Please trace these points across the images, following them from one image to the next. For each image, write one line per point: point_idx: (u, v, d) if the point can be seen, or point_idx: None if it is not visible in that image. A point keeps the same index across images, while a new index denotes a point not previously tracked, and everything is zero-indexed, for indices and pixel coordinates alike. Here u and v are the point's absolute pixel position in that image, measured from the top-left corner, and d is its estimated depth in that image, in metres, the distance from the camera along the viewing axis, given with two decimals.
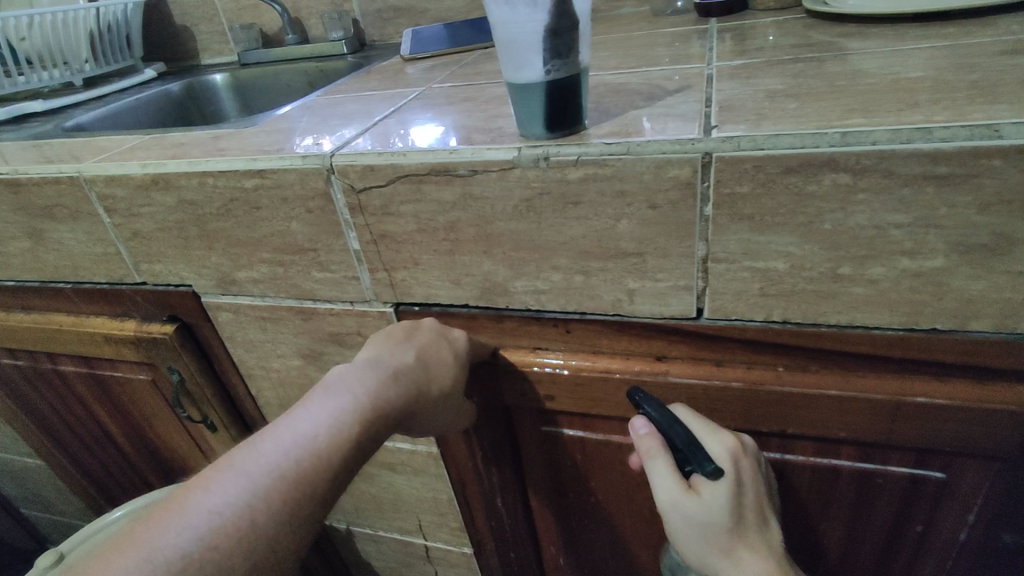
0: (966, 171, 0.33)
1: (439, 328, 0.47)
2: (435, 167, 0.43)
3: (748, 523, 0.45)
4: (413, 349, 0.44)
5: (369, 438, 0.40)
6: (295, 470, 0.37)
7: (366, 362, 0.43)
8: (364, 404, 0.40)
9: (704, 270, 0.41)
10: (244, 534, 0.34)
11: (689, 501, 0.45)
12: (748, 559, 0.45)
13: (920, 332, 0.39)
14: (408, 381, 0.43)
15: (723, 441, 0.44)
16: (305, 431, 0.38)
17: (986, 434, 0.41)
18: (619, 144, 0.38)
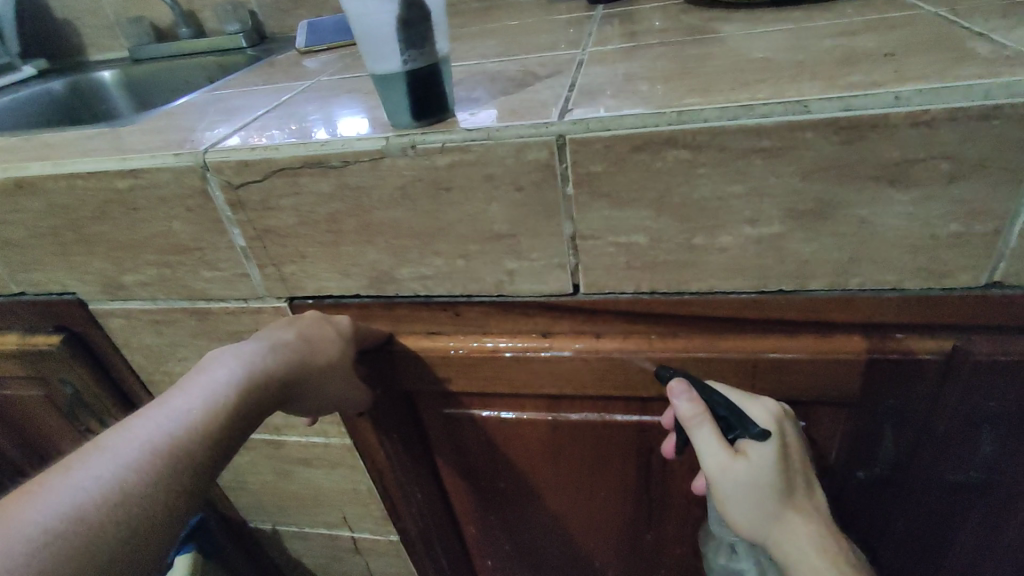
0: (785, 144, 0.36)
1: (321, 316, 0.49)
2: (308, 160, 0.43)
3: (795, 484, 0.46)
4: (295, 329, 0.46)
5: (246, 415, 0.41)
6: (169, 443, 0.37)
7: (243, 345, 0.44)
8: (243, 381, 0.41)
9: (573, 247, 0.43)
10: (119, 502, 0.34)
11: (740, 466, 0.44)
12: (797, 522, 0.46)
13: (769, 294, 0.43)
14: (289, 356, 0.44)
15: (766, 405, 0.45)
16: (181, 408, 0.39)
17: (833, 382, 0.45)
18: (480, 130, 0.40)
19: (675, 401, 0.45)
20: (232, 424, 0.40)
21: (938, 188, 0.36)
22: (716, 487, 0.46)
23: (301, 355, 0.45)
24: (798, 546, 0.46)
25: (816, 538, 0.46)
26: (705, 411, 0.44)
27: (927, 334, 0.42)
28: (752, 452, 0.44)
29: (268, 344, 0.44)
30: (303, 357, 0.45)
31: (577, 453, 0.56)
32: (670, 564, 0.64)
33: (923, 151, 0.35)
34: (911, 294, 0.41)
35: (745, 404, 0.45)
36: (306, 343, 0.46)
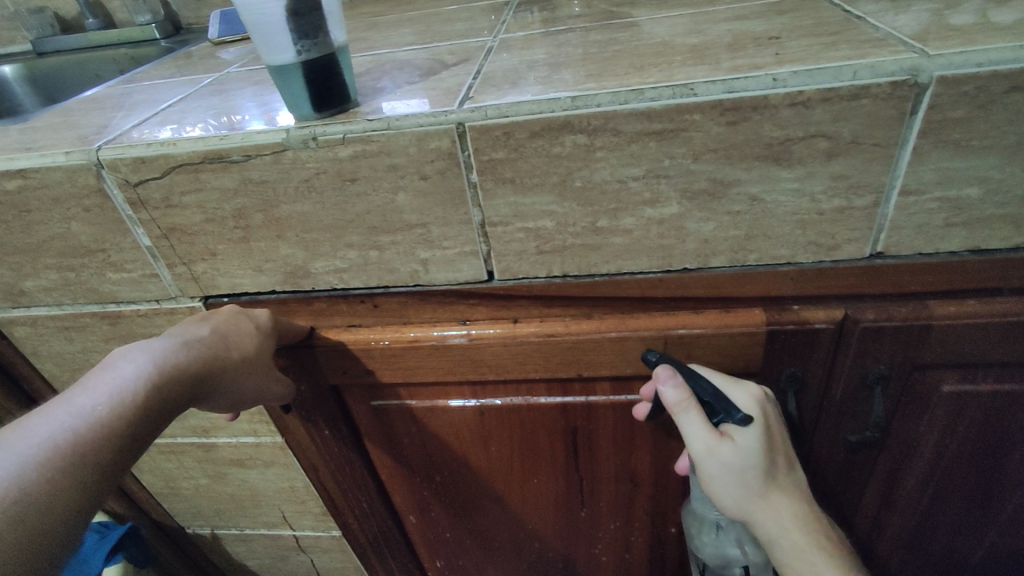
0: (675, 126, 0.37)
1: (239, 310, 0.47)
2: (207, 155, 0.42)
3: (778, 467, 0.45)
4: (209, 324, 0.44)
5: (158, 410, 0.39)
6: (69, 443, 0.35)
7: (156, 339, 0.42)
8: (150, 376, 0.39)
9: (484, 235, 0.44)
10: (11, 505, 0.32)
11: (723, 449, 0.44)
12: (781, 503, 0.46)
13: (674, 273, 0.44)
14: (204, 351, 0.42)
15: (750, 389, 0.45)
16: (82, 405, 0.37)
17: (739, 354, 0.47)
18: (380, 120, 0.40)
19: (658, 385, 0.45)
20: (139, 421, 0.38)
21: (819, 164, 0.38)
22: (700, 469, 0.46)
23: (215, 350, 0.43)
24: (780, 525, 0.46)
25: (799, 516, 0.46)
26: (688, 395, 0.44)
27: (821, 304, 0.44)
28: (736, 435, 0.44)
29: (180, 338, 0.42)
30: (218, 352, 0.43)
31: (505, 436, 0.57)
32: (605, 538, 0.66)
33: (803, 129, 0.37)
34: (804, 266, 0.43)
35: (729, 390, 0.45)
36: (222, 337, 0.44)
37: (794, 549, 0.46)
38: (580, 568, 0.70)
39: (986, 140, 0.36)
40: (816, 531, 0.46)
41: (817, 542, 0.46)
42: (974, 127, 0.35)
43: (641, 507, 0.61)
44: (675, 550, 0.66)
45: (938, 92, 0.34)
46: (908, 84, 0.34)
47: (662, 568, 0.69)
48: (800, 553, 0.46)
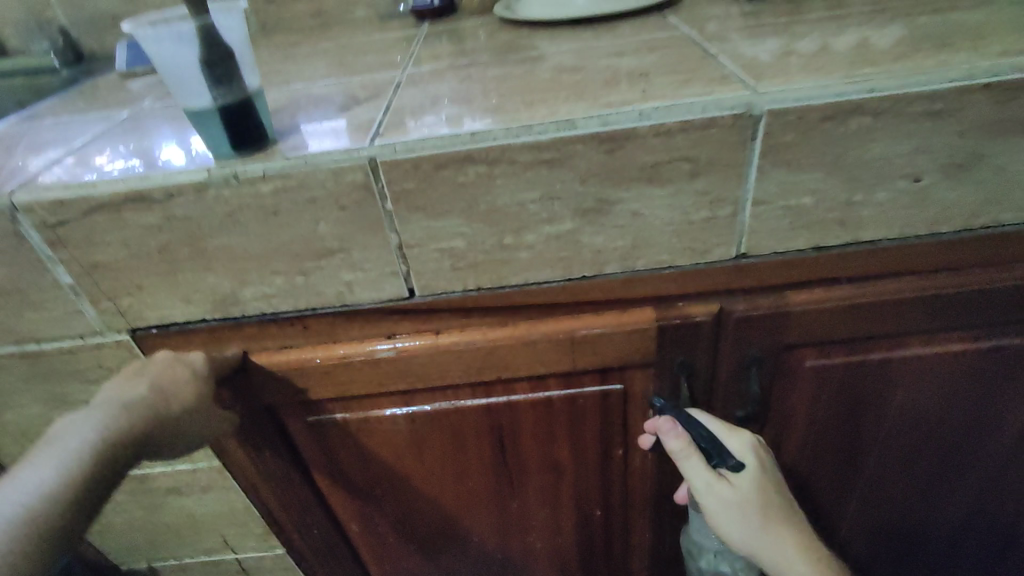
0: (562, 155, 0.43)
1: (173, 358, 0.50)
2: (128, 195, 0.44)
3: (771, 499, 0.55)
4: (147, 379, 0.48)
5: (105, 470, 0.44)
6: (22, 511, 0.39)
7: (96, 405, 0.46)
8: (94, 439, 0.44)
9: (403, 256, 0.48)
10: None
11: (720, 487, 0.55)
12: (772, 523, 0.56)
13: (575, 280, 0.50)
14: (146, 409, 0.46)
15: (744, 437, 0.55)
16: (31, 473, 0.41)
17: (638, 348, 0.53)
18: (297, 158, 0.44)
19: (662, 436, 0.54)
20: (88, 483, 0.43)
21: (685, 182, 0.45)
22: (702, 501, 0.56)
23: (155, 406, 0.47)
24: (784, 556, 0.57)
25: (795, 541, 0.57)
26: (688, 444, 0.53)
27: (700, 300, 0.51)
28: (734, 479, 0.54)
29: (120, 401, 0.46)
30: (157, 408, 0.47)
31: (438, 440, 0.61)
32: (537, 525, 0.71)
33: (668, 155, 0.43)
34: (683, 268, 0.50)
35: (727, 438, 0.55)
36: (162, 391, 0.48)
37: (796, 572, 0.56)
38: (517, 556, 0.76)
39: (811, 159, 0.44)
40: (812, 557, 0.57)
41: (811, 555, 0.57)
42: (801, 150, 0.43)
43: (567, 493, 0.67)
44: (601, 529, 0.72)
45: (769, 122, 0.42)
46: (745, 116, 0.42)
47: (590, 547, 0.75)
48: (788, 564, 0.56)
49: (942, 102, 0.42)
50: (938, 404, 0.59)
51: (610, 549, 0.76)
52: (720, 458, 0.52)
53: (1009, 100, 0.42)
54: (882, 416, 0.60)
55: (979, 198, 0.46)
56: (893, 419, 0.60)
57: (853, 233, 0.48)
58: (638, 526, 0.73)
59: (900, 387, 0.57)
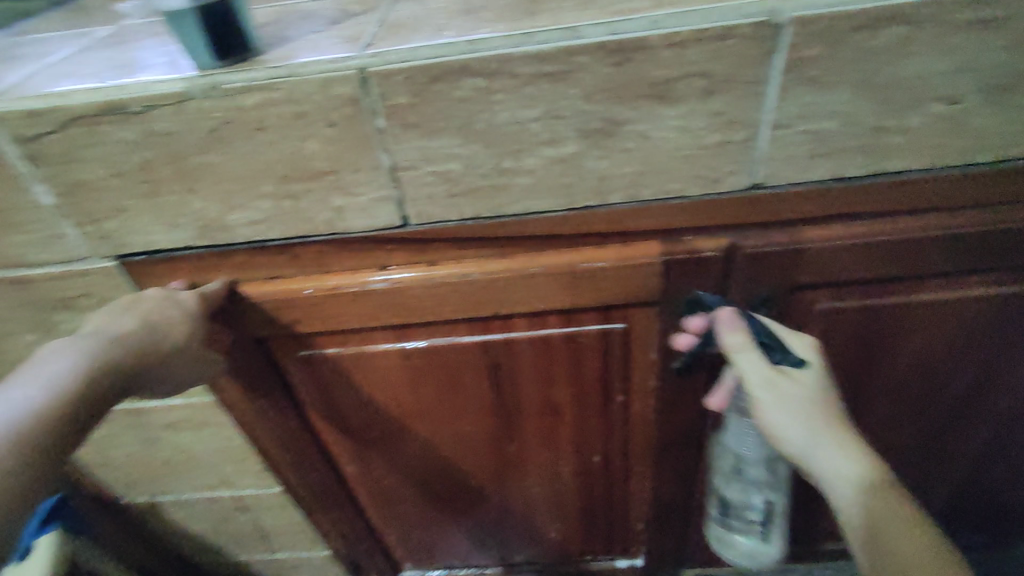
0: (566, 67, 0.40)
1: (167, 296, 0.49)
2: (104, 106, 0.42)
3: (834, 406, 0.50)
4: (136, 315, 0.47)
5: (97, 396, 0.44)
6: (7, 431, 0.39)
7: (84, 333, 0.45)
8: (88, 366, 0.44)
9: (395, 179, 0.45)
10: None
11: (783, 382, 0.49)
12: (841, 442, 0.50)
13: (577, 211, 0.47)
14: (137, 343, 0.46)
15: (807, 342, 0.51)
16: (21, 391, 0.41)
17: (641, 285, 0.51)
18: (282, 67, 0.40)
19: (719, 328, 0.50)
20: (78, 407, 0.43)
21: (698, 101, 0.41)
22: (760, 402, 0.50)
23: (149, 341, 0.47)
24: (849, 459, 0.49)
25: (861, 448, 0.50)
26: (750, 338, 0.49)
27: (710, 234, 0.49)
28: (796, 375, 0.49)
29: (111, 333, 0.46)
30: (146, 343, 0.46)
31: (434, 378, 0.59)
32: (537, 469, 0.70)
33: (681, 69, 0.40)
34: (691, 200, 0.47)
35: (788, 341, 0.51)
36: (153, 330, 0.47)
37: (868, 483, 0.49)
38: (517, 500, 0.75)
39: (838, 77, 0.40)
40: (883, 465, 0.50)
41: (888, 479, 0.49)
42: (828, 65, 0.40)
43: (566, 436, 0.66)
44: (602, 474, 0.71)
45: (795, 32, 0.38)
46: (768, 26, 0.38)
47: (591, 492, 0.74)
48: (860, 493, 0.49)
49: (988, 12, 0.38)
50: (955, 352, 0.56)
51: (611, 495, 0.75)
52: (780, 352, 0.49)
53: None
54: (894, 363, 0.58)
55: (1020, 126, 0.43)
56: (906, 366, 0.58)
57: (879, 163, 0.45)
58: (640, 473, 0.71)
59: (917, 333, 0.55)
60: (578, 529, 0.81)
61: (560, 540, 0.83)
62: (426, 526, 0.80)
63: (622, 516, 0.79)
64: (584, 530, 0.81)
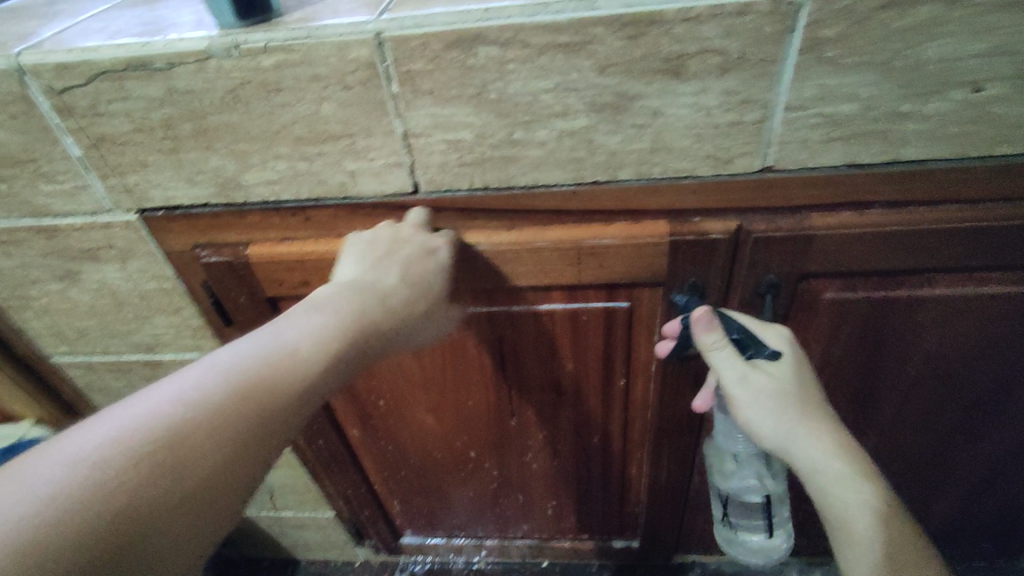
0: (580, 39, 0.40)
1: (424, 240, 0.48)
2: (131, 62, 0.43)
3: (810, 396, 0.50)
4: (396, 268, 0.46)
5: (316, 383, 0.40)
6: (269, 373, 0.38)
7: (363, 283, 0.45)
8: (347, 321, 0.42)
9: (408, 146, 0.46)
10: (209, 436, 0.35)
11: (756, 378, 0.49)
12: (821, 434, 0.50)
13: (586, 186, 0.48)
14: (403, 294, 0.46)
15: (781, 330, 0.51)
16: (240, 363, 0.38)
17: (648, 265, 0.50)
18: (300, 29, 0.41)
19: (694, 328, 0.49)
20: (283, 396, 0.38)
21: (712, 79, 0.41)
22: (735, 399, 0.50)
23: (400, 301, 0.46)
24: (826, 452, 0.50)
25: (838, 440, 0.50)
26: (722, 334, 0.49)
27: (719, 216, 0.48)
28: (768, 368, 0.49)
29: (371, 284, 0.45)
30: (407, 301, 0.46)
31: (438, 348, 0.60)
32: (536, 445, 0.71)
33: (696, 45, 0.40)
34: (702, 180, 0.47)
35: (762, 331, 0.51)
36: (406, 286, 0.46)
37: (838, 475, 0.49)
38: (514, 475, 0.76)
39: (857, 59, 0.40)
40: (857, 457, 0.50)
41: (860, 469, 0.50)
42: (846, 46, 0.39)
43: (567, 414, 0.67)
44: (599, 455, 0.72)
45: (813, 11, 0.38)
46: (787, 3, 0.38)
47: (587, 472, 0.75)
48: (843, 483, 0.49)
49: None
50: (968, 351, 0.55)
51: (607, 476, 0.76)
52: (754, 347, 0.49)
53: None
54: (905, 359, 0.57)
55: None
56: (917, 363, 0.57)
57: (895, 151, 0.44)
58: (637, 456, 0.72)
59: (928, 329, 0.54)
60: (572, 507, 0.82)
61: (554, 518, 0.84)
62: (425, 496, 0.82)
63: (617, 499, 0.80)
64: (578, 509, 0.82)
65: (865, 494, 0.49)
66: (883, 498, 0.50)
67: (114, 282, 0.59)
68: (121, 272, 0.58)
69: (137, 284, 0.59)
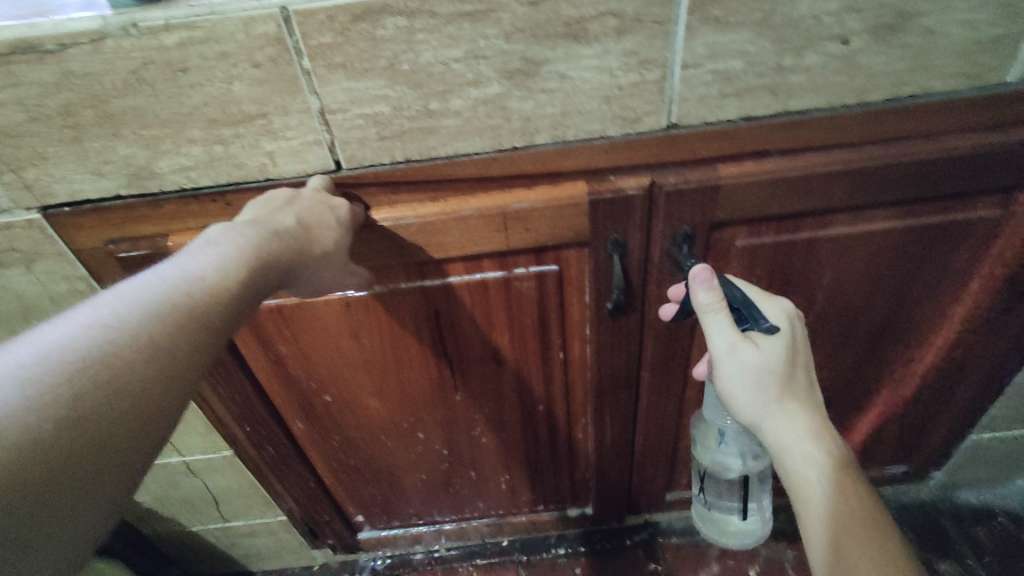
0: (484, 7, 0.41)
1: (321, 197, 0.47)
2: (16, 44, 0.40)
3: (794, 375, 0.50)
4: (293, 213, 0.44)
5: (229, 306, 0.38)
6: (183, 297, 0.36)
7: (247, 221, 0.43)
8: (248, 253, 0.40)
9: (325, 122, 0.47)
10: (139, 353, 0.33)
11: (747, 349, 0.48)
12: (795, 412, 0.50)
13: (505, 153, 0.49)
14: (291, 239, 0.43)
15: (781, 304, 0.51)
16: (147, 293, 0.35)
17: (571, 226, 0.53)
18: (202, 5, 0.40)
19: (693, 286, 0.49)
20: (205, 318, 0.36)
21: (612, 41, 0.44)
22: (717, 365, 0.50)
23: (301, 243, 0.44)
24: (794, 432, 0.51)
25: (809, 425, 0.51)
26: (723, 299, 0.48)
27: (631, 175, 0.51)
28: (760, 341, 0.49)
29: (269, 227, 0.42)
30: (302, 241, 0.44)
31: (375, 327, 0.61)
32: (482, 418, 0.73)
33: (595, 8, 0.42)
34: (613, 139, 0.49)
35: (761, 305, 0.51)
36: (303, 228, 0.44)
37: (801, 456, 0.50)
38: (464, 452, 0.77)
39: (740, 16, 0.43)
40: (825, 444, 0.51)
41: (826, 455, 0.50)
42: (729, 4, 0.42)
43: (509, 382, 0.69)
44: (544, 422, 0.75)
45: None
46: None
47: (535, 441, 0.77)
48: (811, 464, 0.50)
49: None
50: (862, 285, 0.61)
51: (555, 442, 0.78)
52: (752, 319, 0.49)
53: None
54: (811, 298, 0.62)
55: (905, 65, 0.47)
56: (822, 299, 0.62)
57: (782, 102, 0.48)
58: (581, 420, 0.75)
59: (828, 267, 0.59)
60: (525, 479, 0.84)
61: (508, 492, 0.86)
62: (377, 484, 0.81)
63: (566, 466, 0.82)
64: (530, 481, 0.84)
65: (824, 479, 0.50)
66: (841, 478, 0.50)
67: (20, 289, 0.56)
68: (28, 277, 0.55)
69: (48, 289, 0.56)
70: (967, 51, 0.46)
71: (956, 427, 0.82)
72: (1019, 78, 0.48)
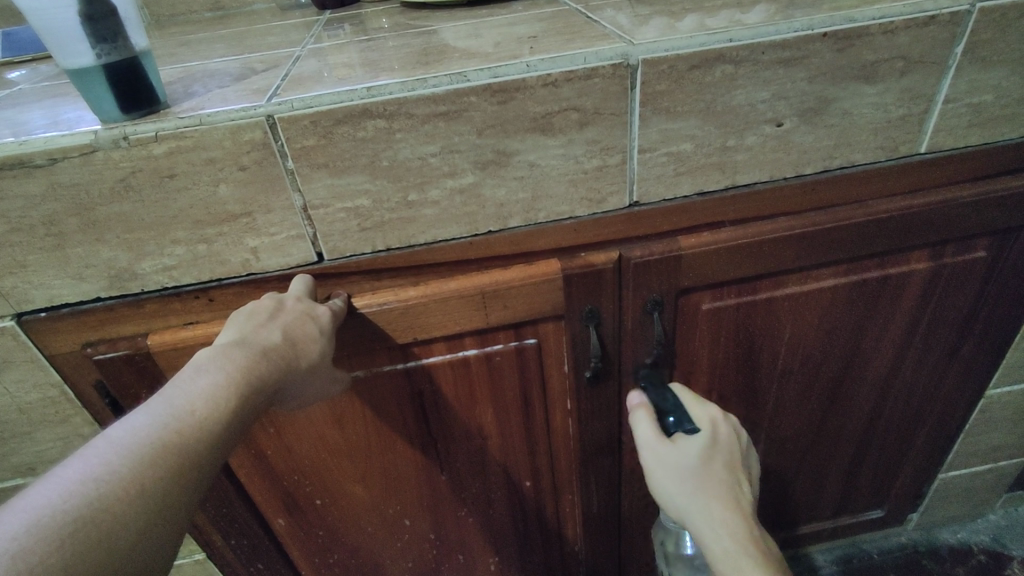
0: (457, 107, 0.45)
1: (304, 306, 0.47)
2: (7, 161, 0.42)
3: (714, 471, 0.54)
4: (277, 328, 0.44)
5: (217, 440, 0.37)
6: (169, 442, 0.35)
7: (232, 341, 0.42)
8: (235, 380, 0.39)
9: (308, 218, 0.49)
10: (131, 508, 0.32)
11: (666, 449, 0.55)
12: (713, 505, 0.53)
13: (482, 236, 0.52)
14: (276, 358, 0.43)
15: (710, 410, 0.57)
16: (138, 437, 0.34)
17: (546, 301, 0.55)
18: (191, 117, 0.43)
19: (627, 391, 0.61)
20: (195, 458, 0.35)
21: (575, 132, 0.48)
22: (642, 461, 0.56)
23: (287, 358, 0.44)
24: (710, 523, 0.52)
25: (727, 518, 0.52)
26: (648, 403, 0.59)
27: (600, 250, 0.55)
28: (680, 442, 0.55)
29: (254, 345, 0.42)
30: (289, 357, 0.44)
31: (358, 412, 0.60)
32: (467, 498, 0.72)
33: (557, 104, 0.46)
34: (581, 219, 0.53)
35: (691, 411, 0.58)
36: (291, 342, 0.44)
37: (719, 549, 0.51)
38: (451, 534, 0.75)
39: (686, 107, 0.48)
40: (744, 535, 0.51)
41: (746, 548, 0.51)
42: (676, 97, 0.48)
43: (494, 458, 0.68)
44: (531, 497, 0.74)
45: (645, 71, 0.46)
46: (623, 66, 0.45)
47: (523, 518, 0.76)
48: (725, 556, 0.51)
49: (792, 49, 0.47)
50: (820, 338, 0.65)
51: (543, 518, 0.77)
52: (675, 422, 0.56)
53: (846, 47, 0.47)
54: (775, 353, 0.65)
55: (831, 142, 0.52)
56: (785, 354, 0.65)
57: (731, 177, 0.53)
58: (568, 492, 0.75)
59: (788, 324, 0.63)
60: (515, 560, 0.81)
61: None
62: None
63: (556, 542, 0.80)
64: (519, 562, 0.82)
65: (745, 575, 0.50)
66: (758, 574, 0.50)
67: None
68: None
69: (16, 398, 0.55)
70: (884, 128, 0.52)
71: (922, 467, 0.85)
72: (927, 148, 0.55)
